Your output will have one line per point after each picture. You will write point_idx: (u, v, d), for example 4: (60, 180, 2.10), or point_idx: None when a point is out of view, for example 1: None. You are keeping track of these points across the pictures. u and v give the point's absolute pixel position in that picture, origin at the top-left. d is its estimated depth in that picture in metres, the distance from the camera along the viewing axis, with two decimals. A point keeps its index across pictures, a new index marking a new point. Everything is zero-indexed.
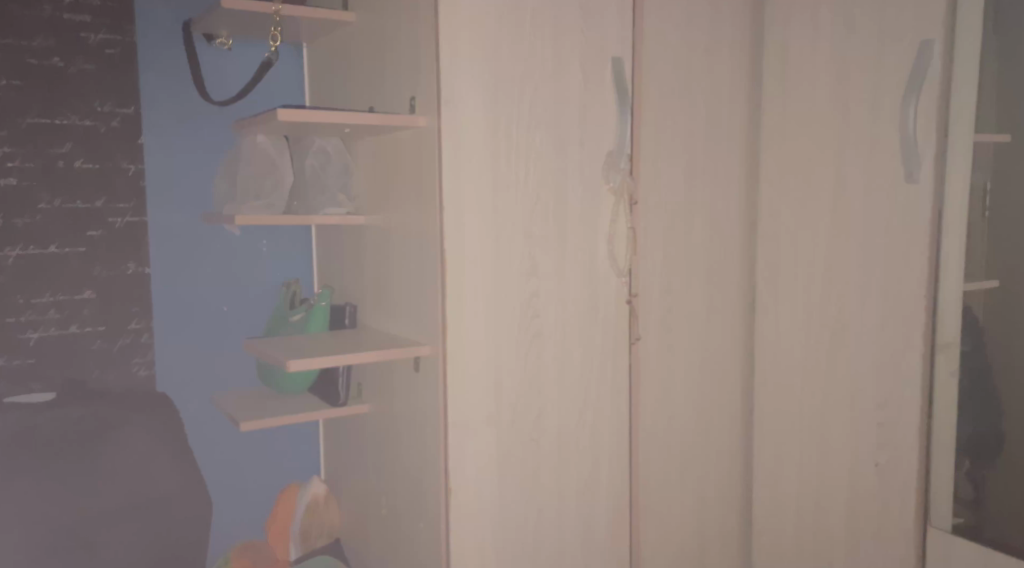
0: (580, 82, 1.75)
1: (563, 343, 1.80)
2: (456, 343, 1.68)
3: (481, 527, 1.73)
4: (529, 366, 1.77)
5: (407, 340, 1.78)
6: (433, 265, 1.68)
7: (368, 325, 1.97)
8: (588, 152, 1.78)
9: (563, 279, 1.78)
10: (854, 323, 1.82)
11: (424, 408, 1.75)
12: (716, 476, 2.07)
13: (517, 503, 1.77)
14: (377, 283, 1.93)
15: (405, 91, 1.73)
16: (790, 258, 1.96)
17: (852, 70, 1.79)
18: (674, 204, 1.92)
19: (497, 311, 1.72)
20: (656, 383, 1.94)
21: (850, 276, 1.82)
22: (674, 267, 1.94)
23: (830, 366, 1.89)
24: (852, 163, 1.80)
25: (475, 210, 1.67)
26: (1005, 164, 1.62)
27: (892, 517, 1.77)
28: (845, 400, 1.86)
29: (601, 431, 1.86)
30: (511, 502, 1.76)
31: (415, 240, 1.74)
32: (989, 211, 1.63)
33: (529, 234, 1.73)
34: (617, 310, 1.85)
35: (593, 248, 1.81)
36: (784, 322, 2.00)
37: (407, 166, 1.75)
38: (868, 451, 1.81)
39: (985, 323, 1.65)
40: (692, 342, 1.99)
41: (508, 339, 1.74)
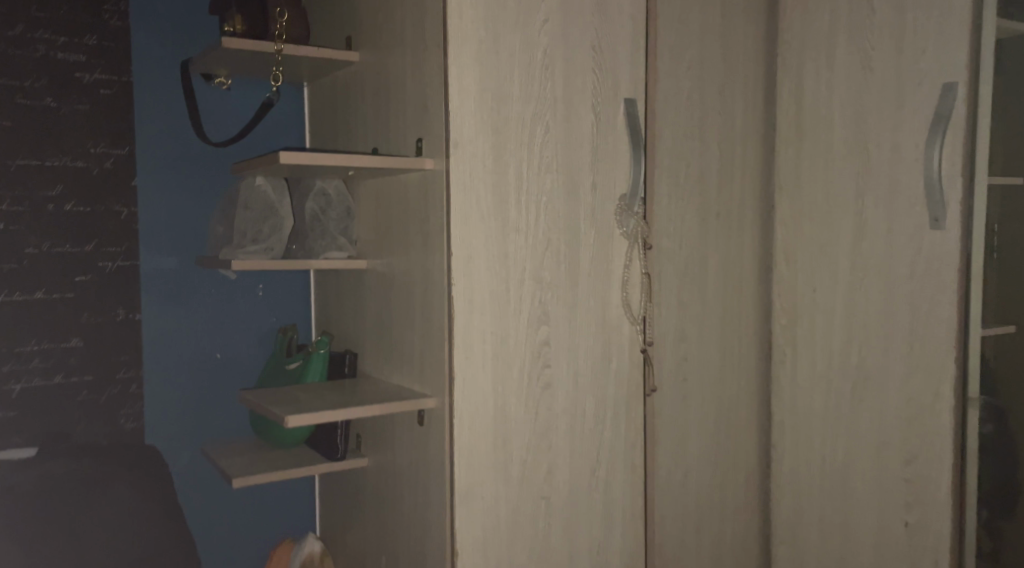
0: (592, 124, 1.70)
1: (575, 395, 1.71)
2: (464, 396, 1.60)
3: None
4: (539, 419, 1.68)
5: (411, 391, 1.70)
6: (439, 313, 1.61)
7: (369, 376, 1.88)
8: (600, 195, 1.71)
9: (575, 327, 1.70)
10: (877, 373, 1.75)
11: (429, 465, 1.65)
12: (732, 531, 1.97)
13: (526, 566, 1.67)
14: (379, 331, 1.84)
15: (412, 132, 1.67)
16: (809, 304, 1.90)
17: (871, 112, 1.74)
18: (689, 249, 1.85)
19: (507, 361, 1.64)
20: (671, 436, 1.85)
21: (871, 324, 1.76)
22: (688, 315, 1.86)
23: (853, 418, 1.81)
24: (872, 207, 1.75)
25: (485, 256, 1.60)
26: (1008, 206, 1.62)
27: None
28: (870, 454, 1.77)
29: (615, 487, 1.77)
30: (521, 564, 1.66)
31: (420, 287, 1.67)
32: (999, 253, 1.61)
33: (541, 280, 1.66)
34: (630, 360, 1.77)
35: (606, 295, 1.73)
36: (803, 370, 1.92)
37: (413, 210, 1.68)
38: (896, 509, 1.72)
39: (994, 366, 1.63)
40: (707, 392, 1.90)
41: (518, 391, 1.66)
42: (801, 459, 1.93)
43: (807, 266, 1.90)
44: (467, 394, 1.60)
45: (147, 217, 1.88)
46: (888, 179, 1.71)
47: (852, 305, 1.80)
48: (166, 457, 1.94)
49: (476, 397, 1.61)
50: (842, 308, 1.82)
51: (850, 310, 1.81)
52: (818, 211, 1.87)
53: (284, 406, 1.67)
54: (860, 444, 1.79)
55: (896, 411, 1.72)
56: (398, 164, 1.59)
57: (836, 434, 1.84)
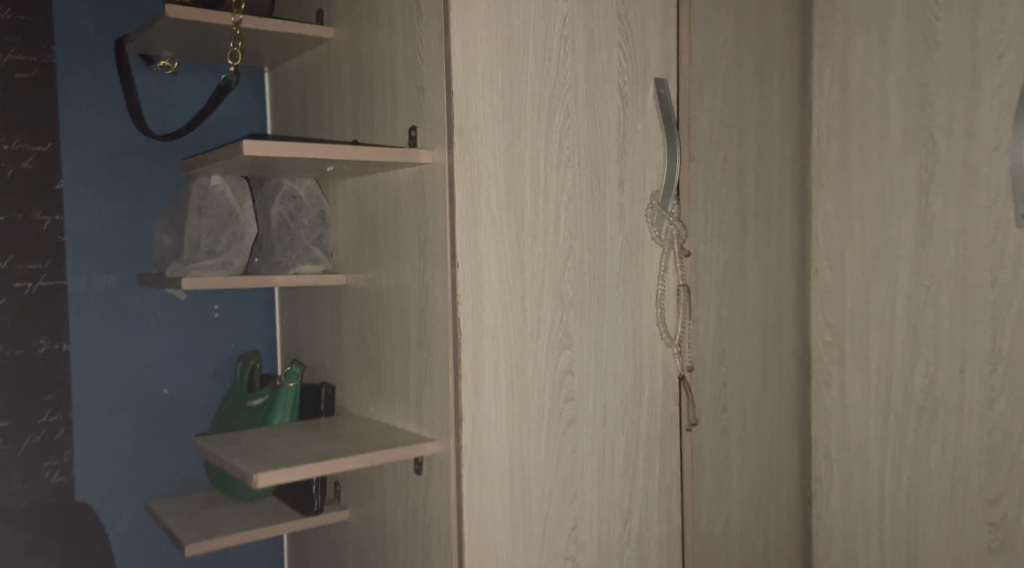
0: (619, 108, 1.42)
1: (603, 434, 1.43)
2: (474, 441, 1.30)
3: None
4: (563, 464, 1.39)
5: (406, 434, 1.40)
6: (442, 339, 1.31)
7: (349, 414, 1.57)
8: (629, 194, 1.44)
9: (602, 352, 1.42)
10: (948, 396, 1.51)
11: (428, 526, 1.35)
12: None
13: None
14: (363, 359, 1.53)
15: (403, 118, 1.37)
16: (860, 317, 1.65)
17: (938, 94, 1.51)
18: (729, 255, 1.57)
19: (525, 396, 1.35)
20: (712, 477, 1.57)
21: (942, 339, 1.52)
22: (728, 333, 1.58)
23: (920, 449, 1.56)
24: (940, 203, 1.51)
25: (497, 268, 1.31)
26: None
27: None
28: (942, 492, 1.53)
29: (649, 541, 1.49)
30: None
31: (416, 307, 1.37)
32: None
33: (562, 296, 1.38)
34: (665, 389, 1.49)
35: (637, 313, 1.46)
36: (854, 394, 1.68)
37: (405, 212, 1.38)
38: (977, 557, 1.48)
39: None
40: (749, 424, 1.62)
41: (537, 431, 1.37)
42: (857, 496, 1.68)
43: (856, 273, 1.66)
44: (478, 438, 1.31)
45: (74, 227, 1.55)
46: (961, 171, 1.48)
47: (917, 318, 1.56)
48: (103, 518, 1.60)
49: (489, 440, 1.32)
50: (905, 320, 1.58)
51: (914, 324, 1.57)
52: (873, 210, 1.63)
53: (251, 456, 1.33)
54: (929, 480, 1.55)
55: (975, 441, 1.48)
56: (390, 156, 1.29)
57: (899, 470, 1.60)
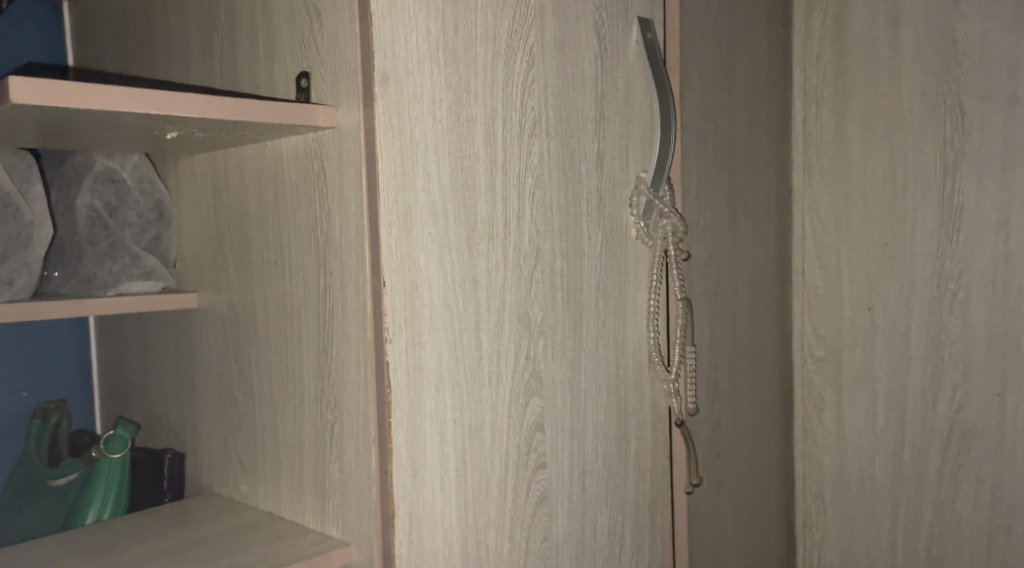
0: (595, 55, 1.02)
1: (582, 508, 1.03)
2: (413, 549, 0.86)
3: None
4: (533, 562, 0.98)
5: (301, 536, 0.93)
6: (360, 397, 0.86)
7: (203, 493, 1.08)
8: (608, 176, 1.04)
9: (578, 396, 1.02)
10: (982, 423, 1.27)
11: None
12: None
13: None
14: (227, 417, 1.05)
15: (286, 61, 0.91)
16: (863, 326, 1.40)
17: (969, 53, 1.26)
18: (721, 257, 1.22)
19: (483, 472, 0.92)
20: (704, 546, 1.21)
21: (974, 352, 1.27)
22: (720, 358, 1.23)
23: (944, 489, 1.31)
24: (972, 188, 1.26)
25: (441, 286, 0.87)
26: None
27: None
28: (974, 541, 1.29)
29: None
30: None
31: (313, 345, 0.91)
32: None
33: (529, 320, 0.96)
34: (653, 441, 1.12)
35: (620, 338, 1.07)
36: (853, 418, 1.42)
37: (293, 203, 0.92)
38: None
39: None
40: (740, 468, 1.30)
41: (496, 521, 0.94)
42: (859, 543, 1.42)
43: (856, 274, 1.40)
44: (418, 543, 0.87)
45: None
46: (1000, 147, 1.24)
47: (941, 329, 1.31)
48: None
49: (435, 544, 0.88)
50: (924, 330, 1.32)
51: (934, 335, 1.31)
52: (881, 198, 1.37)
53: None
54: (958, 527, 1.30)
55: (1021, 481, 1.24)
56: (260, 115, 0.83)
57: (915, 513, 1.35)
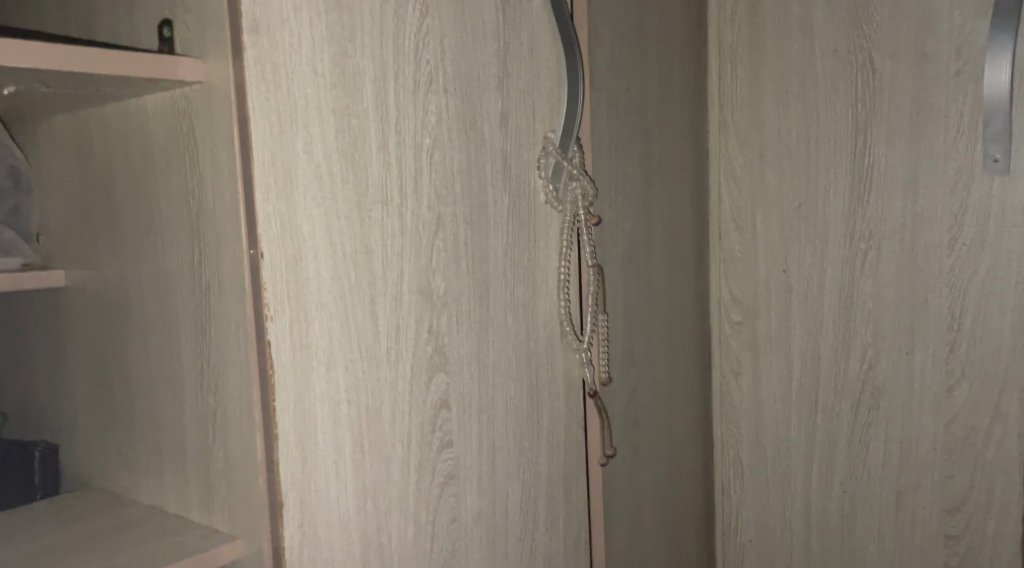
0: (497, 6, 0.95)
1: (492, 487, 0.99)
2: (306, 544, 0.79)
3: None
4: (440, 546, 0.92)
5: (183, 531, 0.85)
6: (242, 379, 0.79)
7: (81, 487, 0.99)
8: (513, 136, 0.98)
9: (485, 370, 0.97)
10: (894, 384, 1.27)
11: None
12: None
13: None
14: (104, 405, 0.96)
15: (149, 9, 0.81)
16: (780, 289, 1.38)
17: (880, 10, 1.24)
18: (636, 222, 1.18)
19: (382, 455, 0.86)
20: (622, 518, 1.18)
21: (885, 313, 1.27)
22: (636, 326, 1.19)
23: (856, 449, 1.32)
24: (883, 147, 1.25)
25: (327, 257, 0.79)
26: None
27: None
28: (885, 499, 1.30)
29: None
30: None
31: (190, 324, 0.83)
32: None
33: (431, 292, 0.90)
34: (567, 411, 1.08)
35: (529, 307, 1.02)
36: (770, 381, 1.42)
37: (162, 169, 0.83)
38: None
39: None
40: (658, 437, 1.27)
41: (398, 506, 0.88)
42: (775, 505, 1.43)
43: (771, 236, 1.39)
44: (310, 536, 0.80)
45: None
46: (910, 106, 1.22)
47: (853, 291, 1.30)
48: None
49: (330, 536, 0.81)
50: (836, 291, 1.32)
51: (848, 296, 1.31)
52: (795, 158, 1.35)
53: None
54: (869, 486, 1.31)
55: (930, 440, 1.24)
56: (112, 67, 0.74)
57: (829, 474, 1.36)
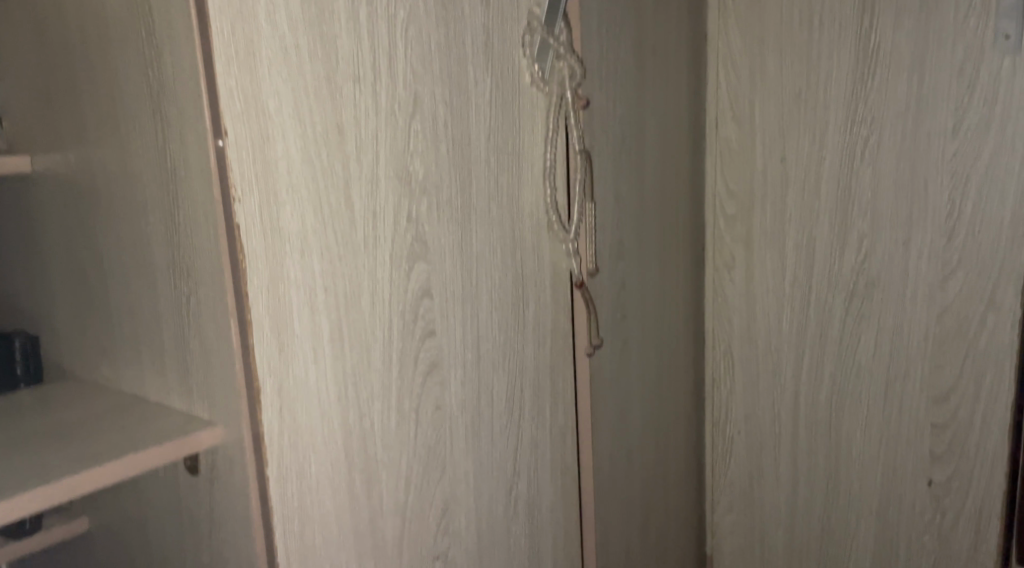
0: None
1: (477, 376, 0.98)
2: (286, 429, 0.79)
3: None
4: (424, 433, 0.93)
5: (161, 417, 0.85)
6: (212, 264, 0.76)
7: (63, 377, 0.98)
8: (496, 12, 0.93)
9: (469, 258, 0.94)
10: (889, 276, 1.25)
11: (219, 551, 0.85)
12: (673, 507, 1.43)
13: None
14: (79, 295, 0.94)
15: None
16: (777, 180, 1.35)
17: None
18: (627, 107, 1.13)
19: (362, 344, 0.84)
20: (609, 408, 1.19)
21: (882, 203, 1.24)
22: (626, 217, 1.16)
23: (847, 342, 1.31)
24: (888, 28, 1.20)
25: (297, 137, 0.75)
26: None
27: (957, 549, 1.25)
28: (874, 390, 1.30)
29: (541, 501, 1.11)
30: None
31: (159, 208, 0.80)
32: None
33: (410, 177, 0.86)
34: (553, 302, 1.07)
35: (515, 195, 0.99)
36: (763, 275, 1.40)
37: (121, 44, 0.78)
38: (916, 465, 1.28)
39: None
40: (647, 329, 1.26)
41: (381, 394, 0.87)
42: (764, 397, 1.44)
43: (769, 126, 1.34)
44: (289, 421, 0.79)
45: None
46: None
47: (852, 181, 1.27)
48: None
49: (310, 422, 0.81)
50: (835, 181, 1.28)
51: (846, 187, 1.27)
52: (796, 42, 1.29)
53: None
54: (858, 377, 1.31)
55: (922, 331, 1.23)
56: None
57: (820, 367, 1.35)
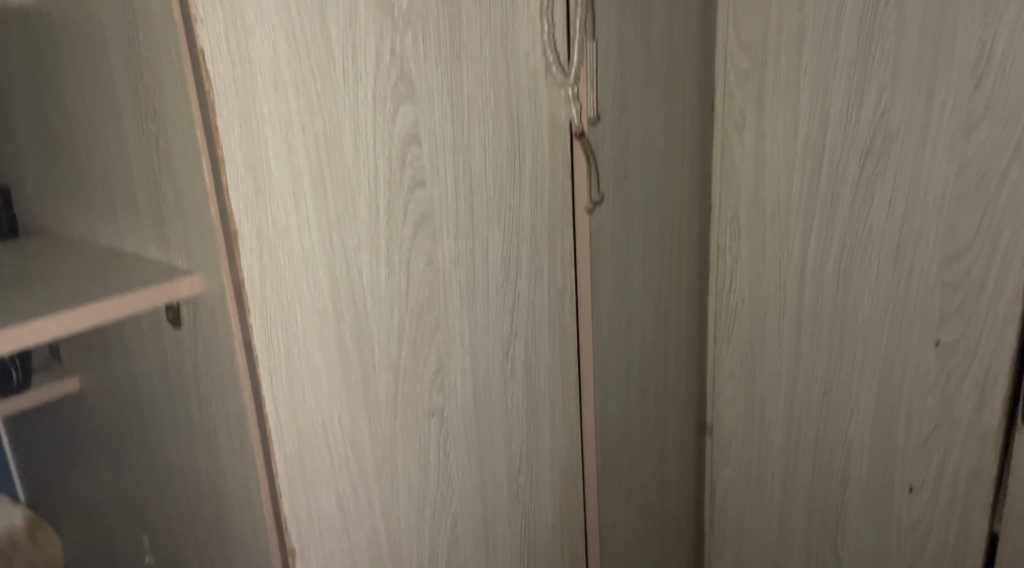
0: None
1: (470, 231, 0.94)
2: (265, 275, 0.75)
3: None
4: (416, 288, 0.89)
5: (137, 268, 0.81)
6: (178, 97, 0.70)
7: (40, 233, 0.94)
8: None
9: (460, 104, 0.89)
10: (907, 130, 1.19)
11: (208, 403, 0.83)
12: (674, 373, 1.42)
13: (428, 544, 0.97)
14: (48, 145, 0.89)
15: None
16: (791, 31, 1.27)
17: None
18: None
19: (346, 191, 0.79)
20: (609, 270, 1.15)
21: (905, 51, 1.17)
22: (630, 67, 1.09)
23: (859, 203, 1.26)
24: None
25: None
26: None
27: (961, 411, 1.25)
28: (883, 253, 1.26)
29: (538, 362, 1.09)
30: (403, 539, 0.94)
31: (121, 41, 0.74)
32: None
33: (394, 9, 0.80)
34: (551, 155, 1.01)
35: (509, 35, 0.92)
36: (773, 134, 1.33)
37: None
38: (924, 327, 1.25)
39: None
40: (650, 190, 1.21)
41: (368, 245, 0.83)
42: (770, 263, 1.40)
43: None
44: (270, 268, 0.75)
45: None
46: None
47: (873, 28, 1.19)
48: None
49: (293, 268, 0.77)
50: (855, 31, 1.21)
51: (866, 34, 1.20)
52: None
53: None
54: (867, 240, 1.27)
55: (939, 188, 1.18)
56: None
57: (829, 230, 1.31)
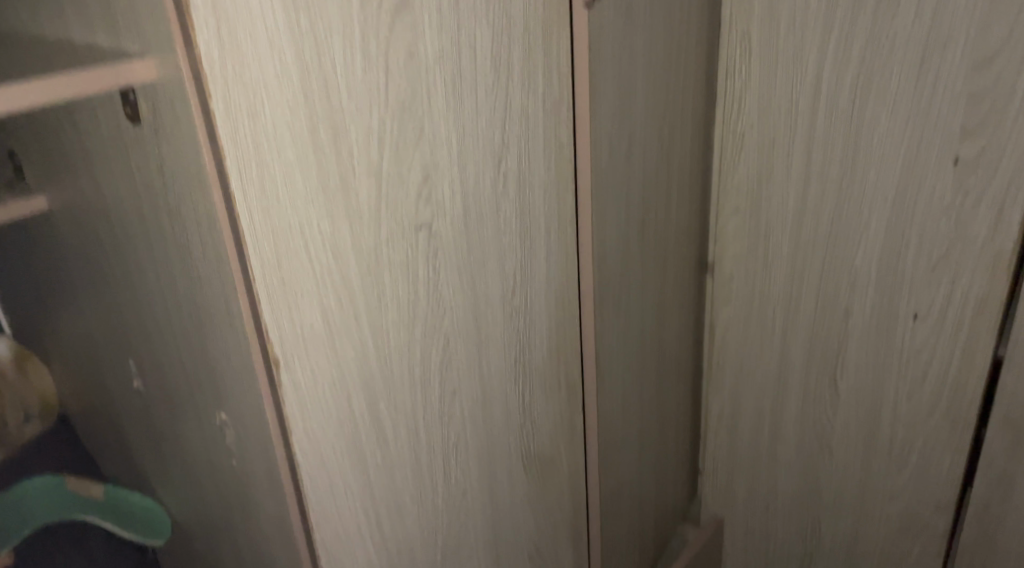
0: None
1: (452, 24, 0.86)
2: (224, 55, 0.68)
3: (341, 426, 0.86)
4: (396, 85, 0.82)
5: (83, 57, 0.74)
6: None
7: None
8: None
9: None
10: None
11: (178, 207, 0.78)
12: (675, 202, 1.36)
13: (421, 363, 0.94)
14: None
15: None
16: None
17: None
18: None
19: None
20: (608, 81, 1.08)
21: None
22: None
23: (884, 10, 1.20)
24: None
25: None
26: None
27: (977, 227, 1.23)
28: (907, 63, 1.21)
29: (531, 178, 1.02)
30: (389, 361, 0.90)
31: None
32: None
33: None
34: None
35: None
36: None
37: None
38: (945, 142, 1.22)
39: None
40: None
41: (342, 31, 0.76)
42: (780, 83, 1.34)
43: None
44: (232, 47, 0.69)
45: None
46: None
47: None
48: None
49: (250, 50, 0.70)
50: None
51: None
52: None
53: None
54: (890, 52, 1.22)
55: None
56: None
57: (847, 41, 1.25)
